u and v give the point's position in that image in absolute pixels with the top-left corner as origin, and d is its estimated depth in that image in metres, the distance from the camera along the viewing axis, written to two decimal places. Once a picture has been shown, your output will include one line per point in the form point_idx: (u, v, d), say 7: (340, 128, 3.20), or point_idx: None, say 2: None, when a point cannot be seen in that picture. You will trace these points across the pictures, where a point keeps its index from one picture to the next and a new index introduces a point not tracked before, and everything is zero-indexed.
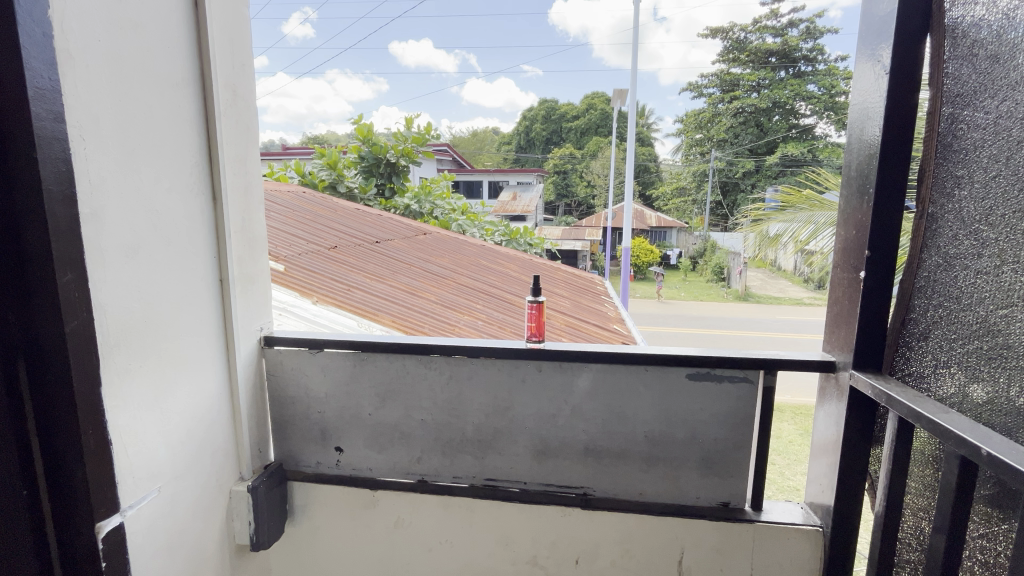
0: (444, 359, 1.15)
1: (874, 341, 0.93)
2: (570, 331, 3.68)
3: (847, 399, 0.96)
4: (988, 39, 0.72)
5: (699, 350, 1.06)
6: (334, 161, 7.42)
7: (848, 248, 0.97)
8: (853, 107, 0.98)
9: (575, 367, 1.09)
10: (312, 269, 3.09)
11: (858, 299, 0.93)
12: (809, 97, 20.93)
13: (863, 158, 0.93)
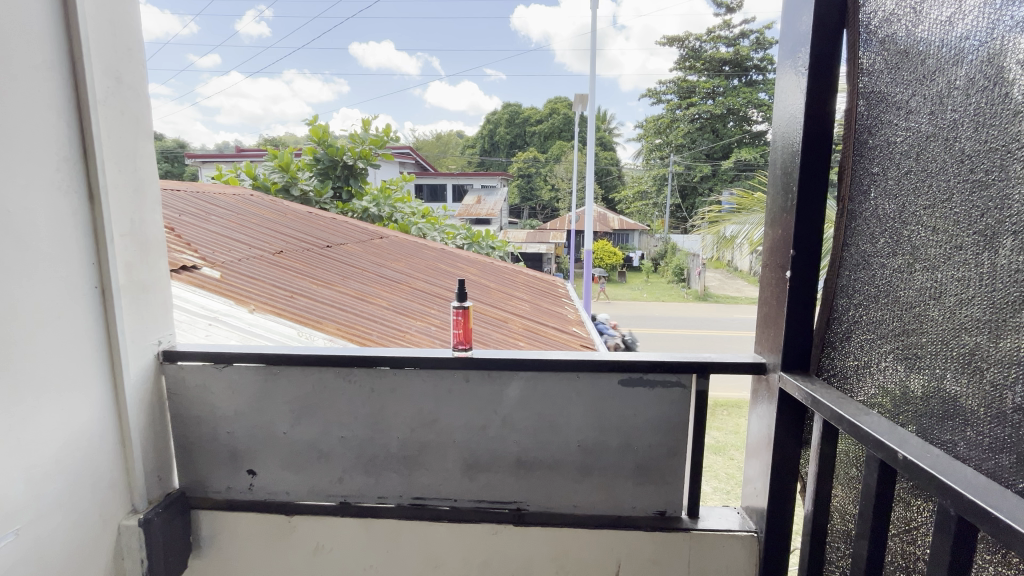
0: (368, 370, 1.08)
1: (800, 343, 0.92)
2: (528, 336, 3.62)
3: (777, 400, 0.95)
4: (899, 31, 0.71)
5: (631, 355, 1.03)
6: (286, 163, 7.14)
7: (775, 247, 0.96)
8: (778, 110, 0.97)
9: (504, 376, 1.05)
10: (251, 275, 2.92)
11: (784, 298, 0.92)
12: (761, 105, 21.87)
13: (787, 157, 0.92)
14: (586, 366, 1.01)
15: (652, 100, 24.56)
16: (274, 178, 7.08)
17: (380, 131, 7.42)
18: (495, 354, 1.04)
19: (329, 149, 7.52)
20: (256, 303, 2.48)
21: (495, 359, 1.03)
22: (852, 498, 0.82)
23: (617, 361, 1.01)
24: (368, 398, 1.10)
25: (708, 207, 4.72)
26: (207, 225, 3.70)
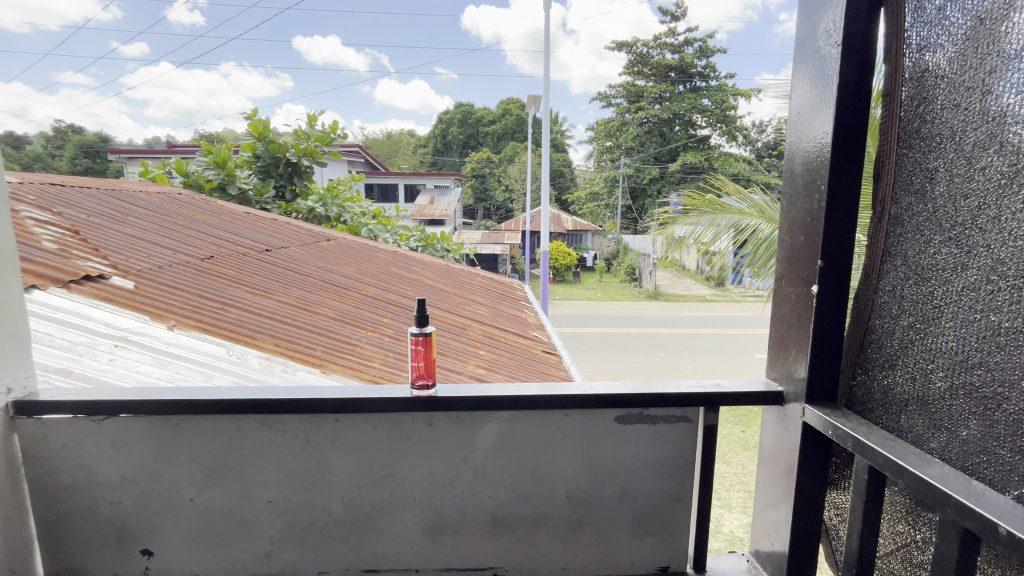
0: (303, 423, 1.13)
1: (824, 366, 1.08)
2: (488, 343, 3.43)
3: (803, 436, 1.09)
4: (941, 110, 0.88)
5: (657, 386, 1.15)
6: (222, 159, 6.58)
7: (798, 251, 1.10)
8: (793, 126, 1.13)
9: (478, 421, 1.14)
10: (174, 284, 2.56)
11: (810, 328, 1.07)
12: (704, 110, 22.80)
13: (811, 157, 1.05)
14: (562, 403, 1.10)
15: (602, 103, 25.00)
16: (208, 175, 6.54)
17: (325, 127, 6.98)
18: (476, 391, 1.10)
19: (270, 145, 7.00)
20: (179, 318, 2.18)
21: (474, 399, 1.09)
22: (899, 544, 0.98)
23: (592, 397, 1.11)
24: (297, 453, 1.15)
25: (660, 210, 5.54)
26: (123, 226, 3.27)
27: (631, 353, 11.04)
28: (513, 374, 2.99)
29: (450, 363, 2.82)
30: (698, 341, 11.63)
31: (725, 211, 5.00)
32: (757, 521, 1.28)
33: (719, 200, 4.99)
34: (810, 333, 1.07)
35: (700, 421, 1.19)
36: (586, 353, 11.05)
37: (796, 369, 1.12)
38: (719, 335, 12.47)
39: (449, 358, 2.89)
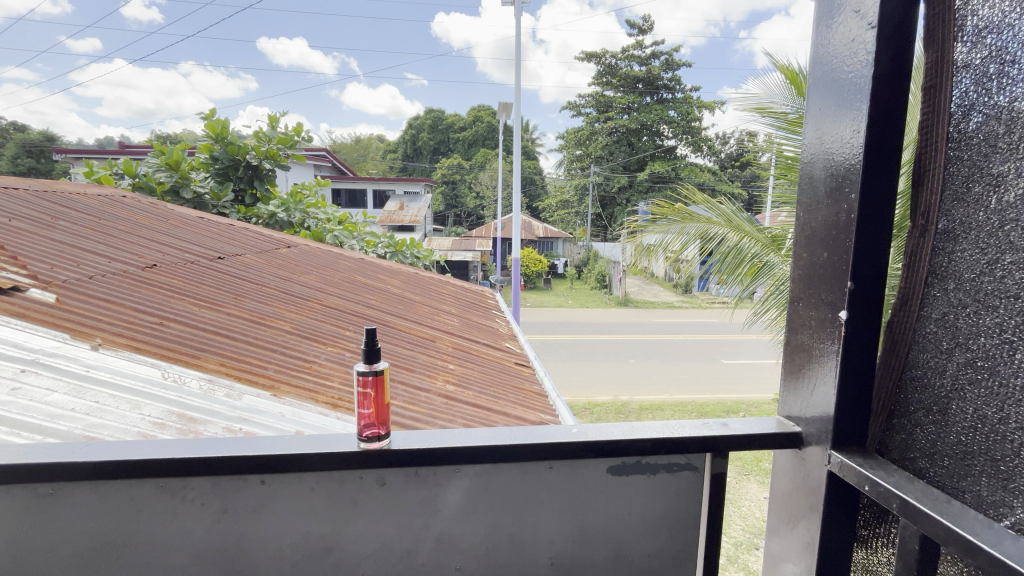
0: (227, 487, 0.98)
1: (853, 400, 0.97)
2: (458, 357, 3.26)
3: (825, 488, 1.01)
4: (1000, 137, 0.84)
5: (654, 430, 1.04)
6: (175, 160, 6.17)
7: (821, 281, 0.99)
8: (810, 141, 1.03)
9: (444, 479, 1.01)
10: (106, 296, 2.30)
11: (836, 356, 0.96)
12: (670, 122, 23.35)
13: (839, 167, 0.94)
14: (539, 453, 0.98)
15: (572, 112, 25.25)
16: (160, 177, 6.15)
17: (288, 129, 6.65)
18: (439, 442, 0.98)
19: (228, 146, 6.63)
20: (107, 335, 1.94)
21: (437, 451, 0.96)
22: None
23: (579, 445, 0.99)
24: (212, 524, 1.00)
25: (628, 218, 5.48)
26: (51, 232, 2.95)
27: (602, 361, 11.04)
28: (484, 390, 2.81)
29: (418, 380, 2.64)
30: (668, 349, 11.75)
31: (693, 220, 5.02)
32: (766, 557, 1.24)
33: (688, 208, 4.99)
34: (835, 363, 0.96)
35: (707, 470, 1.09)
36: (557, 361, 10.98)
37: (819, 401, 1.01)
38: (689, 342, 12.65)
39: (416, 373, 2.72)
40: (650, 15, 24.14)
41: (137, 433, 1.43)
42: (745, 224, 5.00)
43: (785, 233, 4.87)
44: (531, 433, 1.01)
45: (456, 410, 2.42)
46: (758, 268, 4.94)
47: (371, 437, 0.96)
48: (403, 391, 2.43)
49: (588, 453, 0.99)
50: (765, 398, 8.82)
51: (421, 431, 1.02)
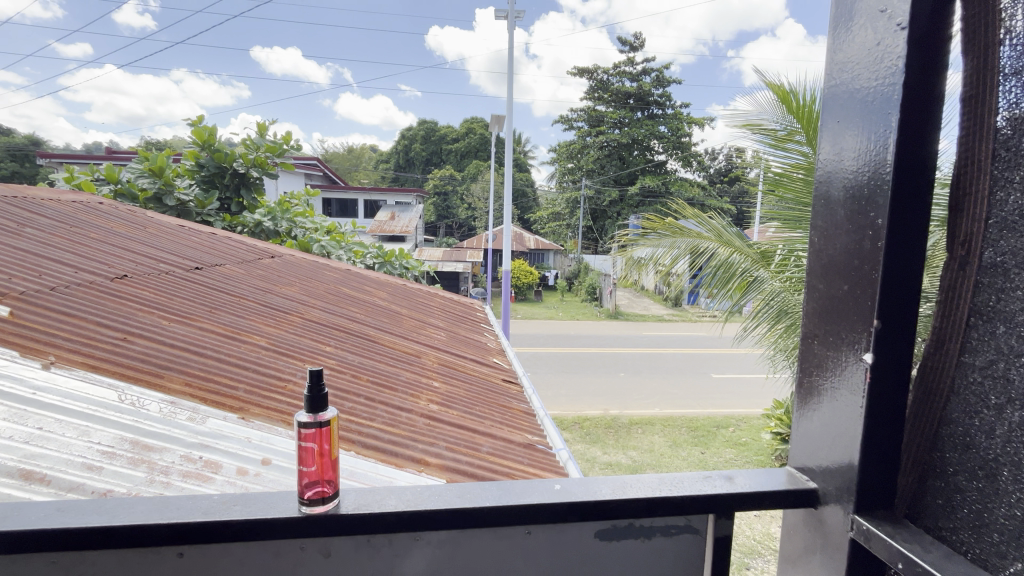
0: (138, 561, 0.84)
1: (881, 458, 0.81)
2: (443, 374, 3.13)
3: (847, 557, 0.83)
4: None
5: (646, 489, 0.90)
6: (159, 167, 6.03)
7: (838, 310, 0.84)
8: (824, 144, 0.88)
9: (402, 547, 0.88)
10: (65, 310, 2.17)
11: (861, 409, 0.80)
12: (661, 137, 23.60)
13: (862, 178, 0.79)
14: (513, 517, 0.86)
15: (564, 125, 25.45)
16: (142, 184, 6.01)
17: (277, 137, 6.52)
18: (397, 504, 0.85)
19: (215, 153, 6.50)
20: (63, 352, 1.82)
21: (395, 515, 0.84)
22: None
23: (562, 506, 0.86)
24: None
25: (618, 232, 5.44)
26: (15, 240, 2.82)
27: (593, 374, 10.95)
28: (469, 410, 2.69)
29: (400, 400, 2.51)
30: (659, 363, 11.71)
31: (683, 235, 4.98)
32: None
33: (678, 223, 4.96)
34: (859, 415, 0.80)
35: (709, 529, 0.96)
36: (548, 373, 10.88)
37: (838, 459, 0.84)
38: (679, 355, 12.63)
39: (398, 393, 2.59)
40: (642, 33, 24.51)
41: (80, 465, 1.35)
42: (735, 239, 4.98)
43: (775, 248, 4.83)
44: (506, 491, 0.89)
45: (438, 433, 2.29)
46: (748, 282, 4.92)
47: (314, 499, 0.84)
48: (382, 412, 2.30)
49: (571, 515, 0.87)
50: (757, 413, 8.77)
51: (381, 487, 0.91)
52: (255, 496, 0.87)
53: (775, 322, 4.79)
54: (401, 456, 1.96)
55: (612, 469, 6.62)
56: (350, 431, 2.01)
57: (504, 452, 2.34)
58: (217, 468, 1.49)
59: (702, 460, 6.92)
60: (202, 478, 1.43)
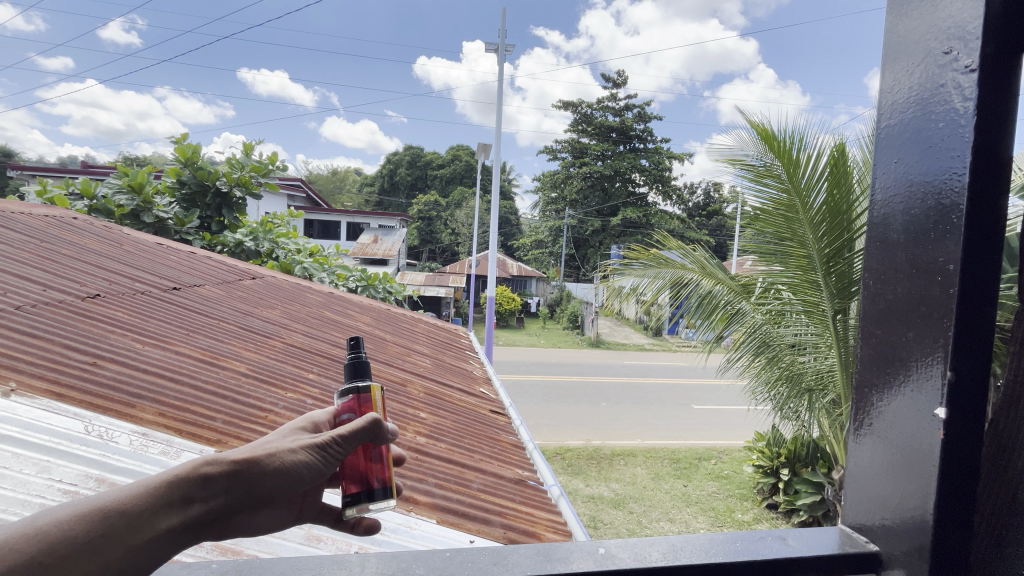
0: None
1: (957, 517, 0.76)
2: (430, 404, 3.01)
3: None
4: None
5: (700, 554, 0.82)
6: (139, 184, 5.87)
7: (900, 354, 0.81)
8: (880, 183, 0.87)
9: None
10: (28, 331, 2.02)
11: (934, 464, 0.75)
12: (642, 170, 24.20)
13: (929, 221, 0.78)
14: None
15: (548, 156, 25.96)
16: (119, 200, 5.84)
17: (262, 157, 6.45)
18: (425, 572, 0.77)
19: (197, 171, 6.37)
20: (25, 378, 1.68)
21: None
22: None
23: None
24: None
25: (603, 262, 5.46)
26: None
27: (575, 403, 10.84)
28: (458, 443, 2.58)
29: None
30: (640, 394, 11.68)
31: (668, 266, 5.02)
32: None
33: (663, 253, 5.00)
34: (933, 471, 0.75)
35: None
36: (529, 402, 10.73)
37: (907, 518, 0.80)
38: (660, 386, 12.63)
39: None
40: (624, 71, 25.46)
41: (36, 506, 1.23)
42: (717, 270, 5.00)
43: (756, 280, 4.86)
44: (547, 557, 0.81)
45: (427, 468, 2.18)
46: (730, 314, 4.98)
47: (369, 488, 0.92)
48: None
49: None
50: (737, 445, 8.74)
51: (405, 551, 0.81)
52: (261, 566, 0.77)
53: (758, 354, 4.89)
54: None
55: (594, 502, 6.47)
56: None
57: (495, 489, 2.24)
58: None
59: (685, 493, 6.83)
60: None
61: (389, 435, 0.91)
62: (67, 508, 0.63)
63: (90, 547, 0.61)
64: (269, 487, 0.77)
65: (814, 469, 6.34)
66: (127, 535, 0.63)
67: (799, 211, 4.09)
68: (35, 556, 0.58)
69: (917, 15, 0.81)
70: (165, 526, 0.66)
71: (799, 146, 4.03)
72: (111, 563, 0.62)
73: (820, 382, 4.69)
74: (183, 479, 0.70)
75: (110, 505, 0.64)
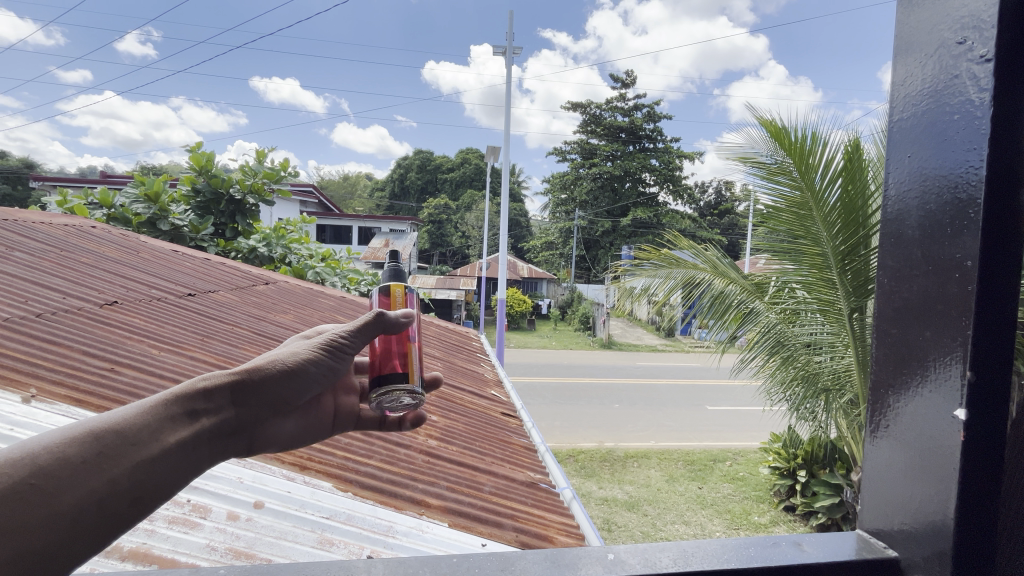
0: None
1: (980, 522, 0.73)
2: (442, 407, 3.02)
3: None
4: None
5: (712, 559, 0.80)
6: (155, 193, 5.99)
7: (916, 354, 0.79)
8: (895, 178, 0.85)
9: None
10: (49, 339, 2.06)
11: (954, 466, 0.73)
12: (653, 170, 24.07)
13: (946, 216, 0.76)
14: None
15: (558, 158, 25.94)
16: (137, 209, 5.96)
17: (275, 164, 6.54)
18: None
19: (211, 179, 6.48)
20: (45, 385, 1.72)
21: None
22: None
23: None
24: None
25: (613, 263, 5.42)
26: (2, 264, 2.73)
27: (587, 405, 10.79)
28: (470, 446, 2.58)
29: (398, 435, 2.40)
30: (653, 396, 11.59)
31: (679, 266, 4.97)
32: None
33: (673, 254, 4.96)
34: (952, 474, 0.73)
35: None
36: (541, 404, 10.71)
37: (926, 523, 0.77)
38: (673, 387, 12.53)
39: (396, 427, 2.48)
40: (633, 71, 25.39)
41: None
42: (729, 269, 4.94)
43: (769, 279, 4.80)
44: (555, 563, 0.80)
45: (439, 471, 2.18)
46: (743, 314, 4.91)
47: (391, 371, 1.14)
48: (379, 449, 2.19)
49: None
50: (753, 447, 8.62)
51: (413, 558, 0.80)
52: (269, 570, 0.76)
53: (772, 354, 4.81)
54: (400, 497, 1.84)
55: (608, 504, 6.42)
56: (346, 470, 1.89)
57: (506, 492, 2.23)
58: (205, 513, 1.39)
59: (700, 496, 6.75)
60: (189, 524, 1.33)
61: (392, 320, 1.11)
62: (53, 436, 0.71)
63: (90, 462, 0.69)
64: (274, 389, 0.94)
65: (832, 470, 6.23)
66: (130, 448, 0.73)
67: (814, 208, 4.03)
68: (28, 477, 0.65)
69: (930, 6, 0.80)
70: (171, 437, 0.77)
71: (813, 143, 3.96)
72: (118, 475, 0.70)
73: (837, 382, 4.61)
74: (179, 399, 0.82)
75: (101, 427, 0.72)
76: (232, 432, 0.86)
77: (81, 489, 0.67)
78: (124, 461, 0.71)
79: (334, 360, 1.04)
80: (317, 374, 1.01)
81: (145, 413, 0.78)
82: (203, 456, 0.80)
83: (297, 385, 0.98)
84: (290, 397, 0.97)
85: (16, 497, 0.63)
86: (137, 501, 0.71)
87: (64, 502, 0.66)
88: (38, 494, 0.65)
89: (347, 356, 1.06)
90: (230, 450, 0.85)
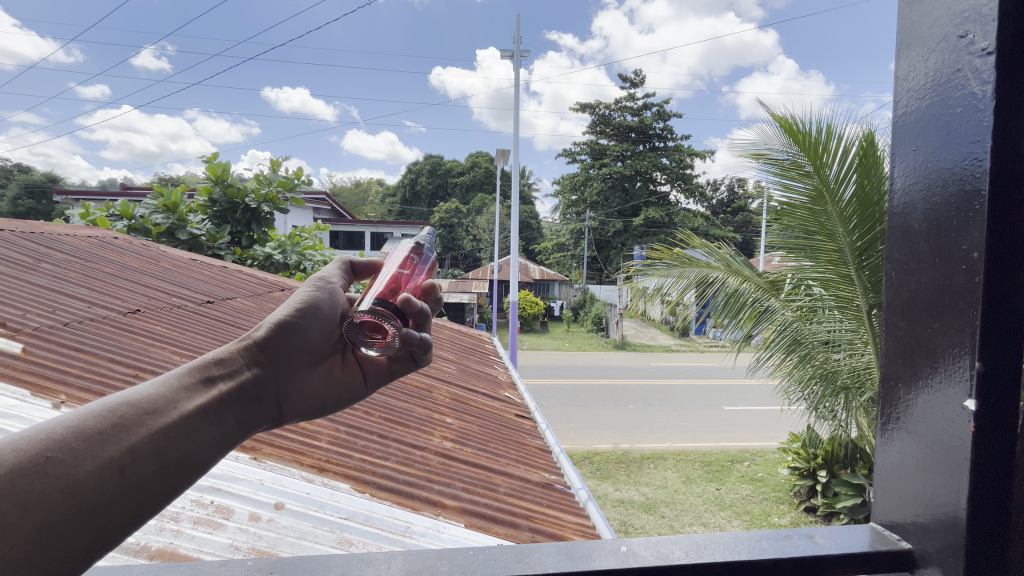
0: None
1: (993, 513, 0.73)
2: (456, 409, 3.04)
3: None
4: None
5: (724, 551, 0.81)
6: (173, 203, 6.13)
7: (923, 344, 0.79)
8: (900, 174, 0.85)
9: None
10: (76, 347, 2.13)
11: (967, 459, 0.72)
12: (663, 169, 23.94)
13: (952, 205, 0.75)
14: None
15: (568, 159, 25.98)
16: (156, 219, 6.09)
17: (288, 173, 6.65)
18: (450, 570, 0.78)
19: (227, 189, 6.62)
20: (73, 391, 1.78)
21: None
22: None
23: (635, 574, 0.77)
24: None
25: (625, 264, 5.39)
26: (31, 275, 2.82)
27: (601, 406, 10.72)
28: (485, 447, 2.60)
29: (413, 437, 2.43)
30: (669, 397, 11.49)
31: (692, 266, 4.94)
32: None
33: (686, 253, 4.94)
34: (965, 464, 0.73)
35: None
36: (555, 406, 10.67)
37: (939, 515, 0.77)
38: (689, 387, 12.40)
39: (411, 430, 2.51)
40: (641, 70, 25.37)
41: None
42: (743, 268, 4.91)
43: (785, 277, 4.74)
44: (569, 555, 0.81)
45: (455, 472, 2.20)
46: (759, 312, 4.84)
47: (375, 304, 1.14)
48: (395, 451, 2.22)
49: None
50: (771, 447, 8.51)
51: (431, 550, 0.82)
52: (293, 564, 0.78)
53: (789, 352, 4.70)
54: (417, 498, 1.86)
55: (624, 506, 6.38)
56: (363, 471, 1.92)
57: (522, 493, 2.24)
58: (228, 514, 1.43)
59: (718, 497, 6.67)
60: (213, 524, 1.37)
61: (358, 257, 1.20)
62: (67, 418, 0.74)
63: (107, 433, 0.73)
64: (281, 343, 1.00)
65: (854, 470, 6.11)
66: (146, 416, 0.76)
67: (829, 203, 3.99)
68: (45, 451, 0.68)
69: (932, 1, 0.80)
70: (186, 404, 0.81)
71: (827, 137, 3.93)
72: (137, 441, 0.73)
73: (856, 380, 4.46)
74: (190, 372, 0.87)
75: (117, 402, 0.76)
76: (250, 392, 0.90)
77: (101, 457, 0.70)
78: (140, 428, 0.75)
79: (325, 299, 1.10)
80: (314, 315, 1.06)
81: (158, 388, 0.82)
82: (224, 418, 0.84)
83: (302, 334, 1.03)
84: (299, 351, 1.02)
85: (36, 469, 0.66)
86: (162, 466, 0.74)
87: (83, 471, 0.68)
88: (56, 467, 0.67)
89: (330, 286, 1.14)
90: (253, 408, 0.89)
